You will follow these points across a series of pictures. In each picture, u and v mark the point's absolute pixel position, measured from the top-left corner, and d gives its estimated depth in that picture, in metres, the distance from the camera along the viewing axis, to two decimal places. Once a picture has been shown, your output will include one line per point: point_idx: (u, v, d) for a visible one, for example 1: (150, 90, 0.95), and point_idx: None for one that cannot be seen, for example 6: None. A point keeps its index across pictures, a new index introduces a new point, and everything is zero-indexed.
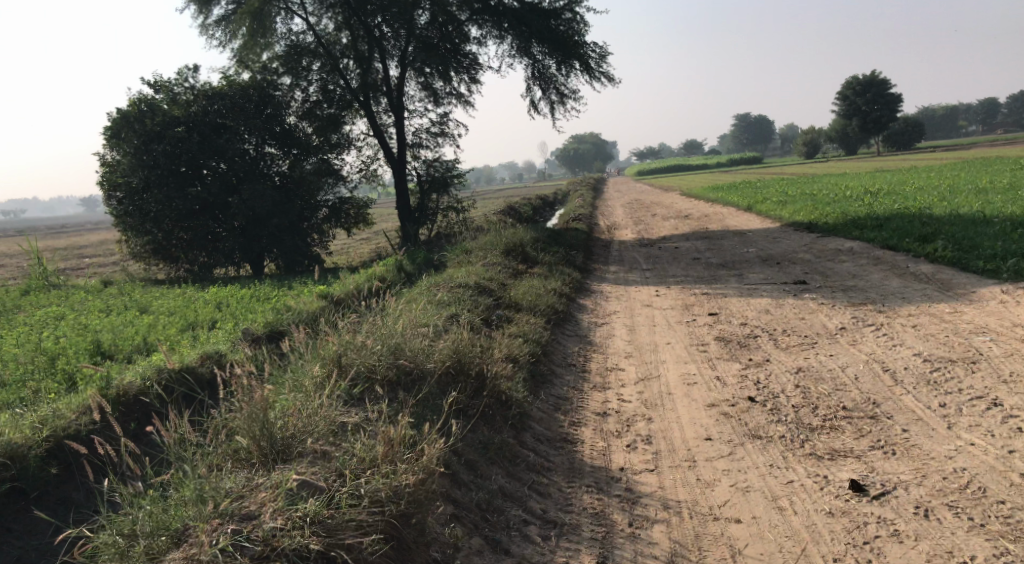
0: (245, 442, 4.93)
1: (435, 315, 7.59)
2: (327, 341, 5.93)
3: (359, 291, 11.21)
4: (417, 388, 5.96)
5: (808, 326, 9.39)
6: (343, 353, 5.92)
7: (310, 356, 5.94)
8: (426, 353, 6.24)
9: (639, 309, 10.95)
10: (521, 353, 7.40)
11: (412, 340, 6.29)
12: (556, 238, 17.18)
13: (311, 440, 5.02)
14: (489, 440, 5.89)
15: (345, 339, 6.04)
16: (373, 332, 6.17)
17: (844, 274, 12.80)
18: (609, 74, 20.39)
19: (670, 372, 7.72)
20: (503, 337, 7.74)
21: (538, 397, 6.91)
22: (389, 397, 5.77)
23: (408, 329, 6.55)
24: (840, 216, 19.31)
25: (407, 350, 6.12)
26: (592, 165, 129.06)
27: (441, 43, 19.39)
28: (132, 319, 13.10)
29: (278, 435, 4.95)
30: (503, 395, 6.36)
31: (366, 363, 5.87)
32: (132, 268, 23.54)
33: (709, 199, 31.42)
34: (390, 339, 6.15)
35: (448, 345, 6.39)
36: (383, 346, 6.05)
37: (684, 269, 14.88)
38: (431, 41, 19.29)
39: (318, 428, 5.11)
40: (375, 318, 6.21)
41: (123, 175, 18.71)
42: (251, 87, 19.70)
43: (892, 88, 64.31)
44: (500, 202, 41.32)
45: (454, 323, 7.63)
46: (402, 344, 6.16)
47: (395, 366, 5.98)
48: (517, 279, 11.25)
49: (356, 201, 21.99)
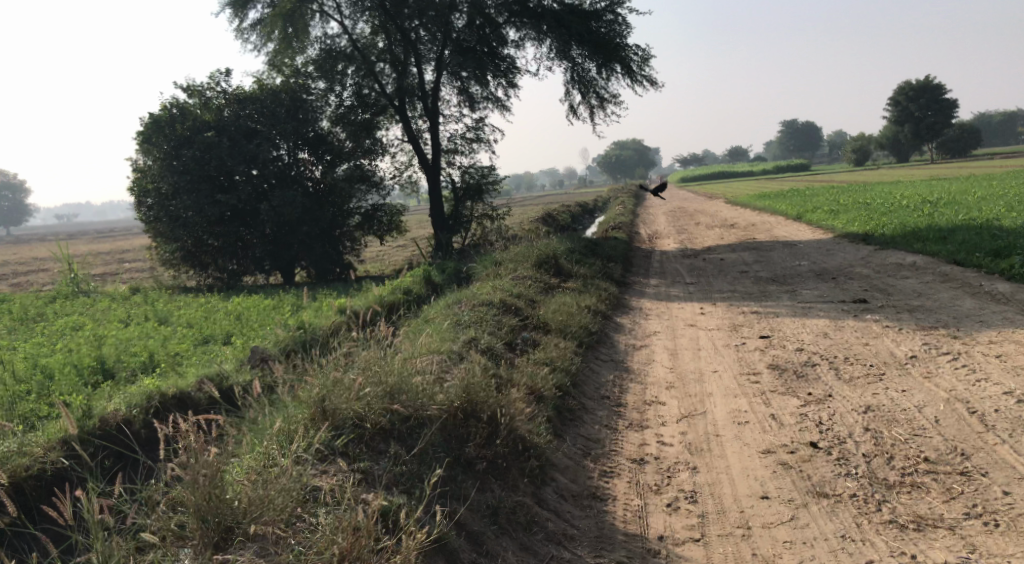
0: (186, 516, 4.35)
1: (451, 342, 6.77)
2: (304, 384, 5.20)
3: (378, 308, 10.50)
4: (414, 440, 5.21)
5: (875, 354, 8.34)
6: (327, 397, 5.13)
7: (287, 399, 5.24)
8: (430, 394, 5.46)
9: (681, 330, 10.00)
10: (546, 387, 6.55)
11: (411, 377, 5.52)
12: (594, 248, 16.30)
13: (261, 517, 4.37)
14: (501, 502, 5.09)
15: (330, 378, 5.31)
16: (365, 366, 5.39)
17: (909, 292, 11.70)
18: (651, 78, 19.45)
19: (717, 408, 6.79)
20: (528, 366, 6.90)
21: (564, 440, 6.05)
22: (381, 453, 5.05)
23: (411, 364, 5.76)
24: (898, 227, 18.10)
25: (405, 393, 5.34)
26: (634, 172, 127.63)
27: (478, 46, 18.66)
28: (149, 332, 12.57)
29: (226, 513, 4.33)
30: (520, 443, 5.57)
31: (355, 409, 5.14)
32: (164, 274, 23.27)
33: (756, 207, 30.22)
34: (382, 377, 5.38)
35: (457, 384, 5.60)
36: (372, 389, 5.27)
37: (731, 283, 13.88)
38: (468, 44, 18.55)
39: (277, 501, 4.42)
40: (364, 353, 5.45)
41: (154, 180, 18.36)
42: (283, 91, 19.20)
43: (946, 94, 62.22)
44: (539, 209, 40.58)
45: (472, 351, 6.82)
46: (401, 383, 5.38)
47: (386, 414, 5.22)
48: (549, 296, 10.42)
49: (390, 207, 21.32)
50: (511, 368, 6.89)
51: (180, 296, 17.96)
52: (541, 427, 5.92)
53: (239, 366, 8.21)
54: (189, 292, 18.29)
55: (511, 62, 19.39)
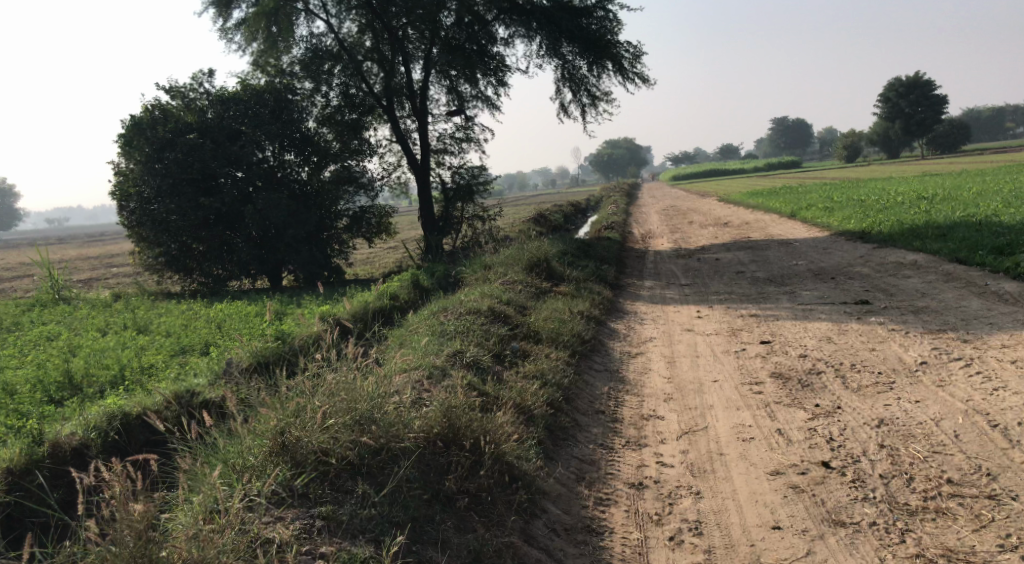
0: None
1: (432, 358, 6.35)
2: (263, 414, 4.96)
3: (360, 317, 10.07)
4: (384, 474, 4.96)
5: (883, 360, 7.92)
6: (286, 429, 4.87)
7: (246, 431, 4.99)
8: (404, 423, 5.22)
9: (679, 336, 9.54)
10: (536, 405, 6.15)
11: (385, 399, 5.25)
12: (587, 249, 15.86)
13: None
14: (484, 546, 4.75)
15: (294, 407, 5.06)
16: (333, 390, 5.12)
17: (913, 292, 11.29)
18: (643, 75, 19.02)
19: (719, 423, 6.35)
20: (516, 382, 6.47)
21: (554, 464, 5.65)
22: (347, 489, 4.81)
23: (386, 387, 5.43)
24: (896, 224, 17.73)
25: (377, 420, 5.11)
26: (625, 171, 127.33)
27: (466, 44, 18.22)
28: (125, 342, 12.03)
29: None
30: (507, 474, 5.29)
31: (320, 441, 4.90)
32: (146, 280, 22.65)
33: (750, 205, 29.84)
34: (352, 403, 5.11)
35: (434, 409, 5.38)
36: (339, 417, 5.01)
37: (727, 285, 13.44)
38: (457, 43, 18.11)
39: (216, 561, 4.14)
40: (331, 378, 5.19)
41: (135, 184, 17.75)
42: (267, 91, 18.68)
43: (936, 89, 62.09)
44: (529, 210, 40.03)
45: (458, 367, 6.41)
46: (372, 411, 5.14)
47: (356, 444, 4.96)
48: (539, 301, 9.98)
49: (378, 209, 20.83)
50: (499, 383, 6.47)
51: (162, 304, 17.36)
52: (530, 450, 5.56)
53: (214, 382, 7.78)
54: (173, 299, 17.73)
55: (500, 59, 18.96)
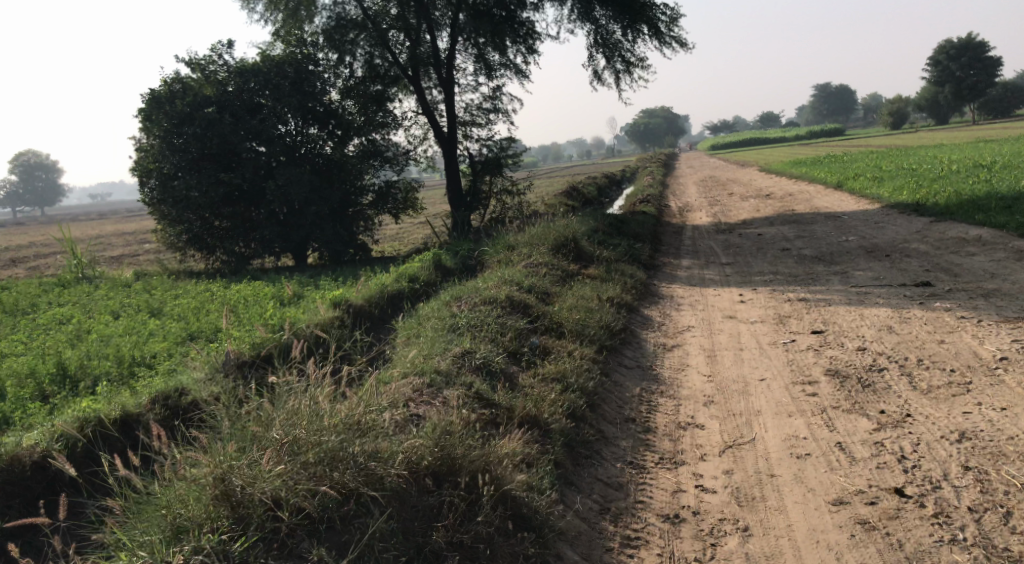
0: None
1: (438, 366, 5.73)
2: (195, 460, 4.49)
3: (371, 311, 9.50)
4: (355, 527, 4.48)
5: (955, 356, 6.94)
6: (229, 475, 4.44)
7: (180, 475, 4.52)
8: (390, 454, 4.73)
9: (719, 324, 8.65)
10: (551, 418, 5.55)
11: (356, 432, 4.76)
12: (619, 226, 14.96)
13: None
14: None
15: (233, 450, 4.60)
16: (288, 426, 4.66)
17: (979, 273, 10.22)
18: (681, 40, 17.87)
19: (767, 434, 5.53)
20: (533, 389, 5.84)
21: (572, 494, 5.09)
22: (299, 551, 4.35)
23: (364, 410, 4.92)
24: (954, 195, 16.51)
25: (354, 453, 4.63)
26: (662, 140, 124.98)
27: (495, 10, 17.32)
28: (136, 325, 11.45)
29: None
30: (523, 507, 4.80)
31: (271, 490, 4.43)
32: (168, 258, 22.11)
33: (793, 175, 28.50)
34: (311, 439, 4.65)
35: (425, 437, 4.90)
36: (290, 460, 4.54)
37: (771, 264, 12.45)
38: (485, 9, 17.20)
39: None
40: (283, 413, 4.72)
41: (155, 160, 17.08)
42: (287, 62, 17.90)
43: (990, 51, 59.29)
44: (561, 182, 38.91)
45: (466, 373, 5.78)
46: (345, 444, 4.66)
47: (316, 493, 4.48)
48: (565, 287, 9.18)
49: (405, 184, 20.05)
50: (511, 390, 5.86)
51: (184, 283, 16.85)
52: (545, 480, 5.03)
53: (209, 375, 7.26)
54: (196, 278, 17.22)
55: (530, 26, 18.00)
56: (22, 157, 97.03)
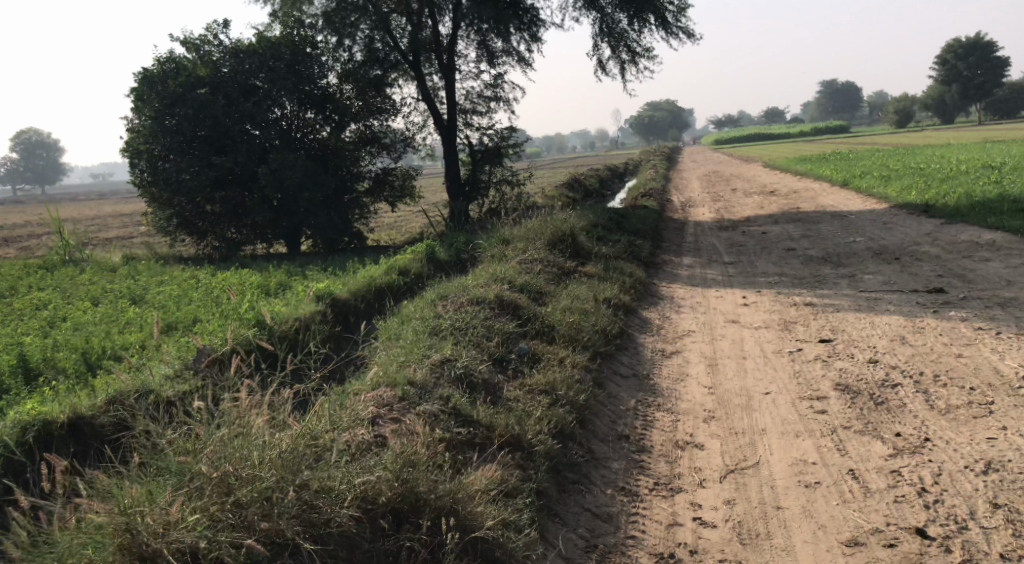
0: None
1: (415, 379, 5.37)
2: (95, 507, 4.07)
3: (353, 309, 9.08)
4: None
5: (974, 372, 6.45)
6: (136, 522, 4.00)
7: (82, 517, 4.11)
8: (336, 492, 4.35)
9: (722, 329, 8.17)
10: (536, 439, 5.21)
11: (296, 466, 4.35)
12: (620, 221, 14.46)
13: None
14: None
15: (144, 492, 4.17)
16: (213, 461, 4.25)
17: (995, 280, 9.73)
18: (688, 30, 17.33)
19: (773, 457, 5.17)
20: (519, 404, 5.47)
21: (555, 527, 4.75)
22: None
23: (307, 441, 4.52)
24: (965, 196, 16.00)
25: (286, 498, 4.21)
26: (666, 133, 124.25)
27: None
28: (112, 313, 10.96)
29: None
30: (502, 542, 4.46)
31: (190, 540, 4.01)
32: (158, 242, 21.56)
33: (797, 171, 27.96)
34: (234, 476, 4.24)
35: (387, 467, 4.53)
36: (210, 504, 4.13)
37: (776, 264, 11.96)
38: None
39: None
40: (208, 447, 4.30)
41: (145, 141, 16.52)
42: (284, 43, 17.33)
43: (998, 50, 58.65)
44: (561, 174, 38.30)
45: (445, 387, 5.42)
46: (274, 488, 4.23)
47: (241, 546, 4.05)
48: (560, 286, 8.71)
49: (402, 171, 19.54)
50: (494, 404, 5.50)
51: (172, 269, 16.36)
52: (526, 511, 4.68)
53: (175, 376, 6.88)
54: (183, 264, 16.74)
55: (534, 12, 17.47)
56: (20, 134, 96.14)
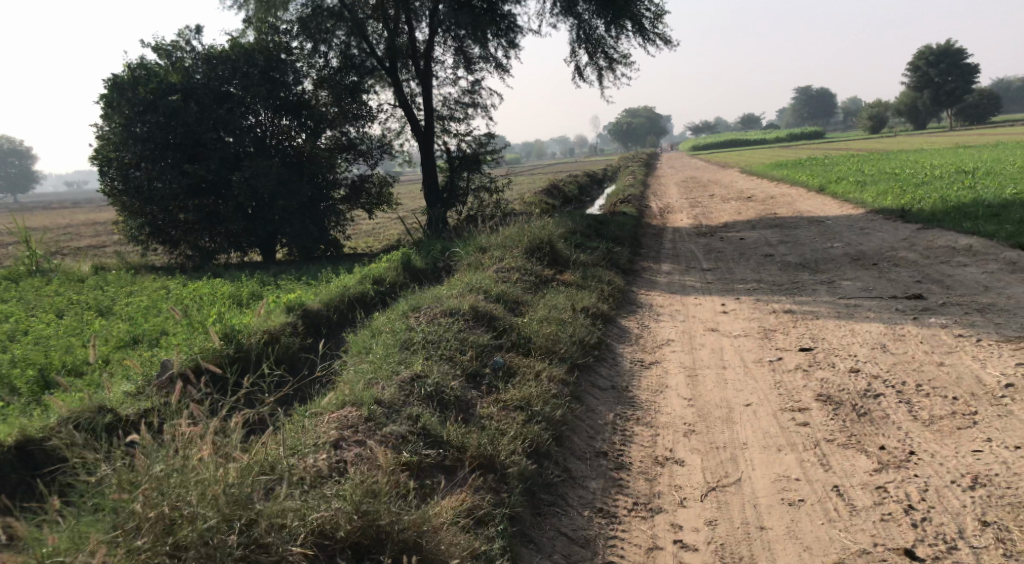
0: None
1: (381, 397, 5.26)
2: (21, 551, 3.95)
3: (320, 322, 8.81)
4: None
5: (957, 381, 6.33)
6: None
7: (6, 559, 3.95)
8: (284, 530, 4.23)
9: (701, 338, 8.02)
10: (509, 460, 5.08)
11: (244, 502, 4.22)
12: (598, 227, 14.31)
13: None
14: None
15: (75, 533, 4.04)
16: (149, 501, 4.07)
17: (973, 285, 9.68)
18: (665, 36, 17.27)
19: (755, 472, 5.08)
20: (492, 424, 5.33)
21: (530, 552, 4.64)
22: None
23: (253, 475, 4.39)
24: (941, 201, 16.04)
25: (227, 540, 4.08)
26: (643, 139, 124.72)
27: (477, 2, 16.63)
28: (76, 325, 10.61)
29: None
30: None
31: None
32: (128, 251, 21.07)
33: (774, 177, 28.03)
34: (173, 517, 4.09)
35: (346, 496, 4.40)
36: (146, 547, 4.00)
37: (754, 270, 11.86)
38: None
39: None
40: (145, 484, 4.12)
41: (114, 149, 16.11)
42: (257, 49, 17.00)
43: (968, 57, 59.48)
44: (539, 181, 38.17)
45: (413, 405, 5.28)
46: (212, 529, 4.08)
47: None
48: (537, 295, 8.54)
49: (379, 178, 19.27)
50: (465, 422, 5.37)
51: (141, 279, 15.97)
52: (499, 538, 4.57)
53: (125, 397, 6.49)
54: (153, 274, 16.34)
55: (512, 19, 17.32)
56: None
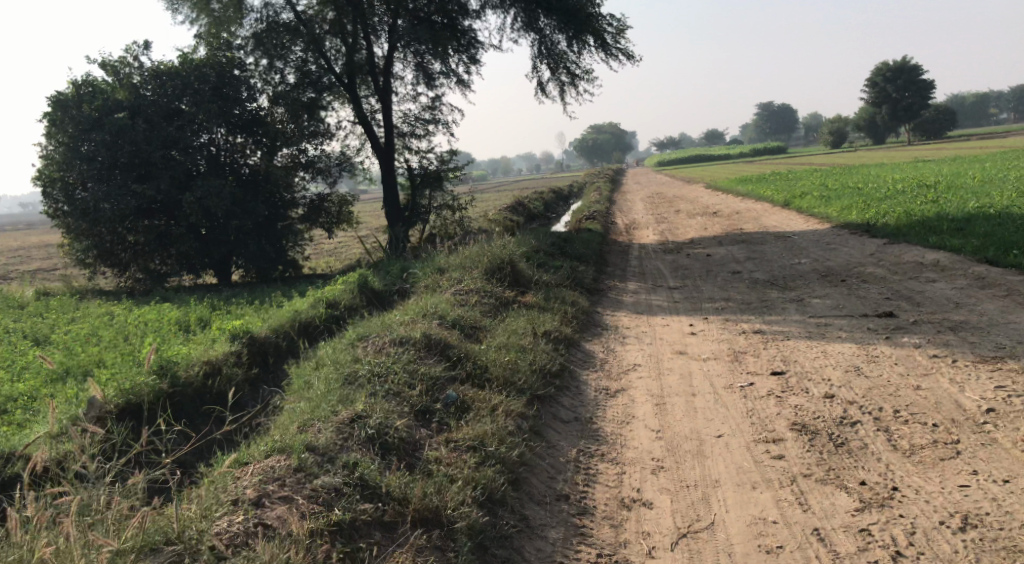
0: None
1: (316, 449, 5.06)
2: None
3: (262, 357, 8.21)
4: None
5: (935, 407, 5.99)
6: None
7: None
8: None
9: (669, 361, 7.65)
10: (456, 514, 4.86)
11: None
12: (562, 245, 13.96)
13: None
14: None
15: None
16: None
17: (943, 302, 9.44)
18: (627, 51, 17.05)
19: (729, 515, 4.94)
20: (436, 473, 5.13)
21: None
22: None
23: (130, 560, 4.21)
24: (905, 215, 15.93)
25: None
26: (609, 156, 125.24)
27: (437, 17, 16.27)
28: (11, 355, 9.97)
29: None
30: None
31: None
32: (78, 275, 20.22)
33: (739, 193, 27.97)
34: None
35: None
36: None
37: (722, 288, 11.58)
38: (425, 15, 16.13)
39: None
40: None
41: (59, 169, 15.43)
42: (208, 65, 16.42)
43: (925, 74, 60.57)
44: (504, 199, 37.81)
45: (349, 450, 5.11)
46: None
47: None
48: (497, 319, 8.15)
49: (338, 197, 18.74)
50: (410, 471, 5.17)
51: (88, 304, 15.22)
52: None
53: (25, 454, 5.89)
54: (101, 299, 15.58)
55: (472, 34, 16.98)
56: None
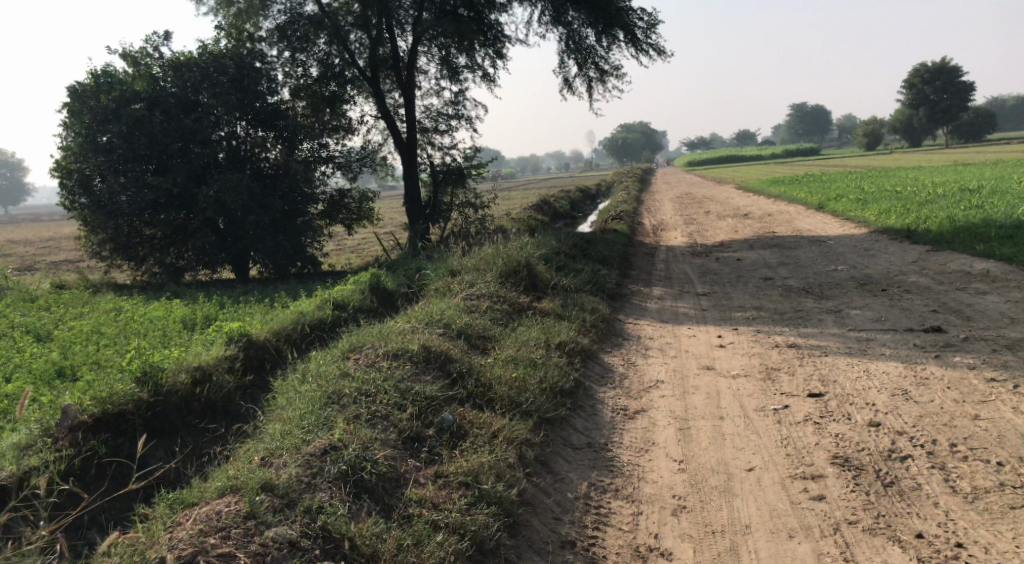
0: None
1: (278, 487, 4.59)
2: None
3: (256, 362, 7.65)
4: None
5: (998, 441, 5.27)
6: None
7: None
8: None
9: (696, 379, 6.99)
10: None
11: None
12: (584, 247, 13.29)
13: None
14: None
15: None
16: None
17: (996, 317, 8.67)
18: (659, 47, 16.33)
19: None
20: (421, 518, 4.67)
21: None
22: None
23: None
24: (951, 221, 15.06)
25: None
26: (639, 154, 123.82)
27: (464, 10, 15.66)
28: (7, 352, 9.46)
29: None
30: None
31: None
32: (92, 266, 19.76)
33: (770, 194, 27.06)
34: None
35: None
36: None
37: (753, 295, 10.87)
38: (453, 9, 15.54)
39: None
40: None
41: (74, 159, 14.95)
42: (228, 57, 15.88)
43: (965, 76, 58.88)
44: (528, 196, 37.04)
45: (315, 491, 4.62)
46: None
47: None
48: (507, 328, 7.53)
49: (358, 192, 18.23)
50: (385, 517, 4.68)
51: (100, 299, 14.77)
52: None
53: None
54: (114, 293, 15.14)
55: (499, 28, 16.34)
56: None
